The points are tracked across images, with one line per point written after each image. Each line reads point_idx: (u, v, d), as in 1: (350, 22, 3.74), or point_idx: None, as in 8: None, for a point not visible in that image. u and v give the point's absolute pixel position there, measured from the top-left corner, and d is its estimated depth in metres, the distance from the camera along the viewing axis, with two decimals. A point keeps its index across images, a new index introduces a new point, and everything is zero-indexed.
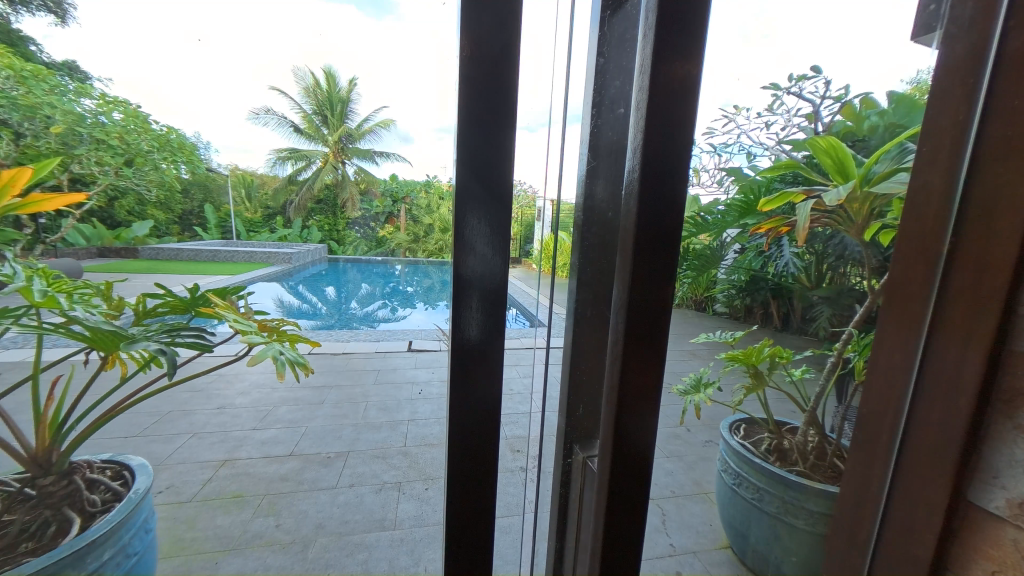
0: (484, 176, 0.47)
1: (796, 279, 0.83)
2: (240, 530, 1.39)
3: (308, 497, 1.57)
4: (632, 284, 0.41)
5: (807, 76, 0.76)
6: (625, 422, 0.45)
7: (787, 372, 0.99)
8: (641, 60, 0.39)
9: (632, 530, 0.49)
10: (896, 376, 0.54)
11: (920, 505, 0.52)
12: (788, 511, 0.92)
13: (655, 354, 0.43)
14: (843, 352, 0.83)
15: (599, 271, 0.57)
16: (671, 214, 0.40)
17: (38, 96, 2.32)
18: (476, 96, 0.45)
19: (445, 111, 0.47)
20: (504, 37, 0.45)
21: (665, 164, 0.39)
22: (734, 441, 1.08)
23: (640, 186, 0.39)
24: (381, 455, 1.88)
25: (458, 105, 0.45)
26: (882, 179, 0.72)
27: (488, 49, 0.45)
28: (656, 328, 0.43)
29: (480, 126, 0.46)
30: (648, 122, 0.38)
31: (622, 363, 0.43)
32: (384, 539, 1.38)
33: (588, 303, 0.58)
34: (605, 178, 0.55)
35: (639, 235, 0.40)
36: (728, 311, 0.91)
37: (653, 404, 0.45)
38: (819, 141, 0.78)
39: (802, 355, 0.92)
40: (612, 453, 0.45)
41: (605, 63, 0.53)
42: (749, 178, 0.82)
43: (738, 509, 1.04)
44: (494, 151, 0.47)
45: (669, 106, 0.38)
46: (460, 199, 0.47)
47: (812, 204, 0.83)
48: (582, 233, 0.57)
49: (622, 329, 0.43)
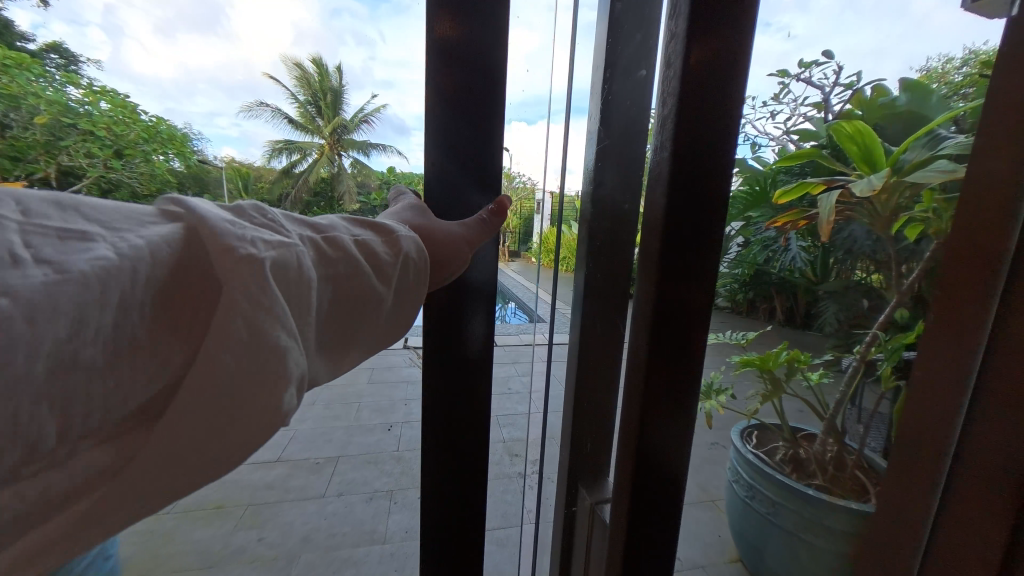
0: (473, 170, 0.60)
1: (802, 274, 0.79)
2: (222, 543, 1.35)
3: (295, 507, 1.53)
4: (662, 277, 0.40)
5: (819, 61, 0.69)
6: (652, 419, 0.44)
7: (804, 377, 0.91)
8: (671, 32, 0.37)
9: (656, 530, 0.48)
10: (955, 378, 0.53)
11: (981, 508, 0.51)
12: (807, 528, 0.87)
13: (696, 336, 0.43)
14: (869, 353, 0.77)
15: (610, 264, 0.59)
16: (707, 203, 0.39)
17: (18, 85, 2.27)
18: (472, 99, 0.57)
19: (451, 113, 0.58)
20: (492, 56, 0.57)
21: (701, 149, 0.37)
22: (747, 450, 1.01)
23: (671, 173, 0.38)
24: (374, 460, 1.82)
25: (454, 111, 0.58)
26: (916, 167, 0.68)
27: (463, 68, 0.56)
28: (682, 319, 0.42)
29: (472, 125, 0.58)
30: (683, 104, 0.36)
31: (656, 354, 0.42)
32: (373, 553, 1.33)
33: (596, 287, 0.60)
34: (617, 164, 0.55)
35: (670, 223, 0.39)
36: (732, 306, 0.78)
37: (682, 396, 0.44)
38: (846, 125, 0.74)
39: (821, 358, 0.85)
40: (637, 454, 0.44)
41: (615, 28, 0.52)
42: (754, 170, 0.72)
43: (752, 521, 0.98)
44: (486, 142, 0.59)
45: (714, 87, 0.36)
46: (456, 191, 0.61)
47: (837, 194, 0.75)
48: (593, 227, 0.60)
49: (648, 319, 0.42)
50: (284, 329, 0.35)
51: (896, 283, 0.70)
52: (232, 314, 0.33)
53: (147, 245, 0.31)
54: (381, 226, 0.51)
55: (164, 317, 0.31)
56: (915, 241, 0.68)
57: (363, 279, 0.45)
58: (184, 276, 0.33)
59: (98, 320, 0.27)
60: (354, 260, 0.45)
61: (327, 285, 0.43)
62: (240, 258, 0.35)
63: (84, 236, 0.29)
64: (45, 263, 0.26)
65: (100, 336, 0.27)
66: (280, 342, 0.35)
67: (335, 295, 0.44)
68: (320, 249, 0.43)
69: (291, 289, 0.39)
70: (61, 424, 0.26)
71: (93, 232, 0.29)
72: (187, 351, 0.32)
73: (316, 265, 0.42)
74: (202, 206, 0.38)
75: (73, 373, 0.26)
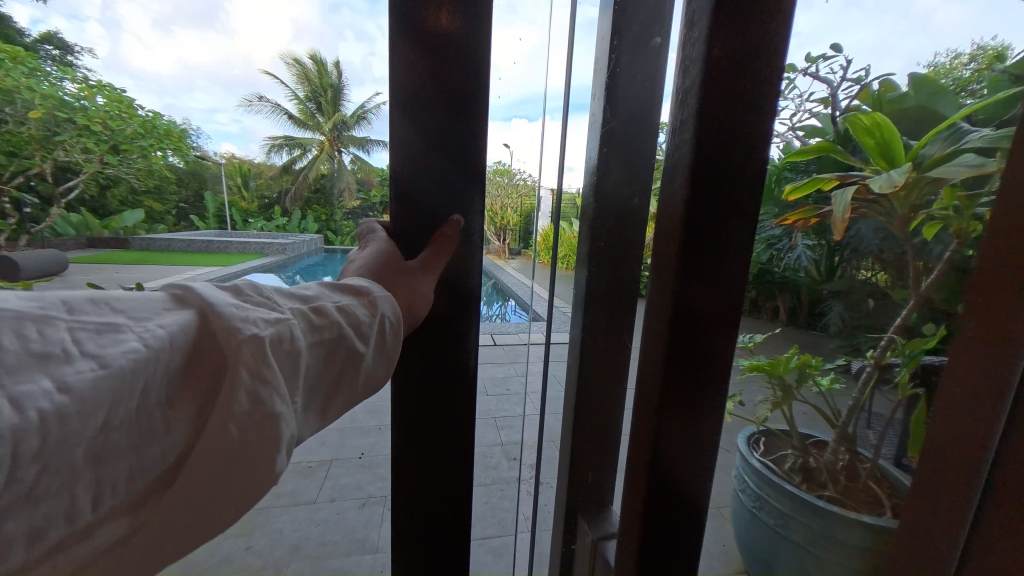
0: (463, 167, 0.55)
1: (808, 272, 0.73)
2: (208, 552, 1.32)
3: (285, 513, 1.49)
4: (682, 270, 0.40)
5: (829, 55, 0.59)
6: (670, 417, 0.44)
7: (815, 383, 0.87)
8: (689, 29, 0.37)
9: (680, 526, 0.48)
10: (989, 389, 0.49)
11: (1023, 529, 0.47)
12: (819, 543, 0.83)
13: (721, 328, 0.42)
14: (883, 359, 0.75)
15: (618, 262, 0.61)
16: (722, 203, 0.38)
17: None
18: (454, 94, 0.52)
19: (432, 107, 0.52)
20: (476, 45, 0.52)
21: (719, 149, 0.37)
22: (754, 459, 0.94)
23: (692, 173, 0.38)
24: (367, 464, 1.79)
25: (436, 106, 0.52)
26: (938, 162, 0.65)
27: (447, 55, 0.51)
28: (700, 320, 0.41)
29: (458, 119, 0.53)
30: (703, 102, 0.36)
31: (677, 343, 0.41)
32: (363, 564, 1.30)
33: (602, 281, 0.62)
34: (619, 160, 0.57)
35: (688, 224, 0.39)
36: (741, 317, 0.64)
37: (703, 398, 0.44)
38: (864, 118, 0.69)
39: (833, 363, 0.83)
40: (655, 452, 0.44)
41: (621, 34, 0.53)
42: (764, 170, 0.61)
43: (759, 535, 0.93)
44: (474, 139, 0.55)
45: (730, 89, 0.36)
46: (445, 189, 0.55)
47: (853, 191, 0.71)
48: (596, 224, 0.61)
49: (669, 308, 0.41)
50: (279, 402, 0.37)
51: (914, 284, 0.68)
52: (232, 395, 0.35)
53: (166, 333, 0.34)
54: (356, 287, 0.51)
55: (178, 398, 0.34)
56: (930, 241, 0.67)
57: (350, 343, 0.46)
58: (195, 359, 0.35)
59: (120, 410, 0.30)
60: (340, 328, 0.45)
61: (322, 351, 0.44)
62: (243, 339, 0.36)
63: (113, 329, 0.32)
64: (86, 357, 0.30)
65: (123, 424, 0.30)
66: (274, 418, 0.36)
67: (329, 359, 0.45)
68: (318, 316, 0.45)
69: (284, 360, 0.40)
70: (93, 498, 0.29)
71: (119, 324, 0.33)
72: (194, 427, 0.34)
73: (314, 333, 0.44)
74: (206, 289, 0.40)
75: (101, 459, 0.30)
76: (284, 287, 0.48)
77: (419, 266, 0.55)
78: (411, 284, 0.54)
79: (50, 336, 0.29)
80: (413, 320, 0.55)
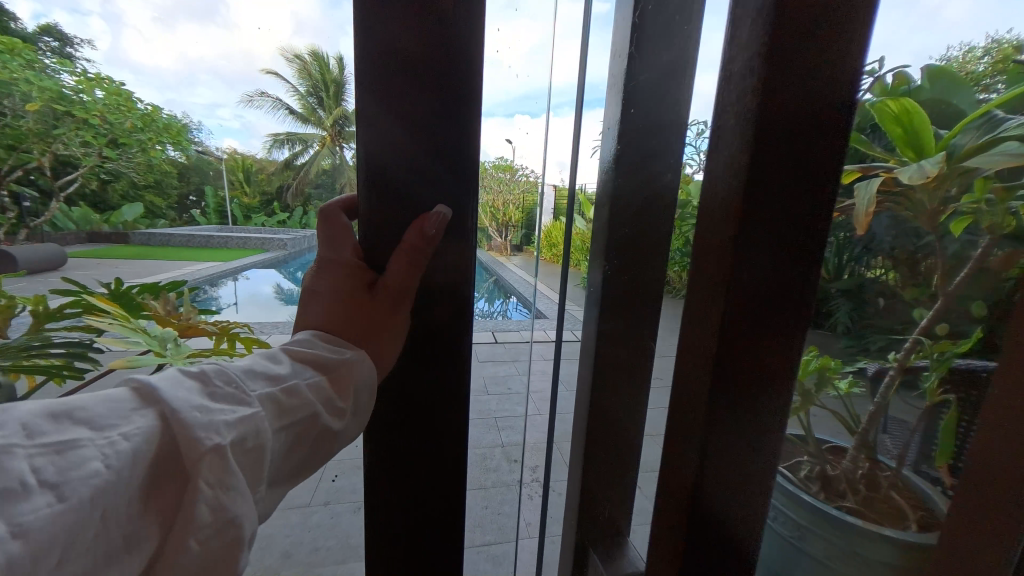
0: (451, 165, 0.51)
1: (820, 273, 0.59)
2: None
3: None
4: (736, 274, 0.36)
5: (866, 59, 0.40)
6: (720, 437, 0.39)
7: (834, 387, 0.80)
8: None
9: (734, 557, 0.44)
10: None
11: None
12: (839, 559, 0.76)
13: (776, 341, 0.38)
14: (906, 360, 0.70)
15: (634, 255, 0.64)
16: (783, 197, 0.34)
17: None
18: (440, 87, 0.48)
19: (414, 100, 0.48)
20: (464, 32, 0.47)
21: (791, 134, 0.33)
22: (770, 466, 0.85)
23: (750, 162, 0.33)
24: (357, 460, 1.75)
25: (420, 99, 0.48)
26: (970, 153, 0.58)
27: (441, 52, 0.47)
28: (757, 328, 0.37)
29: (448, 114, 0.49)
30: (771, 87, 0.32)
31: (729, 329, 0.37)
32: None
33: (625, 272, 0.65)
34: (637, 156, 0.61)
35: (745, 218, 0.35)
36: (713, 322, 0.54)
37: (760, 415, 0.40)
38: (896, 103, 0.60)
39: (855, 366, 0.76)
40: (708, 476, 0.40)
41: (641, 27, 0.57)
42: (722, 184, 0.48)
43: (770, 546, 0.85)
44: (464, 137, 0.50)
45: (794, 74, 0.31)
46: (431, 187, 0.50)
47: (877, 184, 0.62)
48: (616, 221, 0.64)
49: (721, 305, 0.36)
50: (243, 509, 0.38)
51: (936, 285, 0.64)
52: (196, 509, 0.36)
53: (129, 447, 0.35)
54: (324, 361, 0.51)
55: (142, 514, 0.35)
56: (962, 236, 0.61)
57: (321, 423, 0.47)
58: (157, 471, 0.36)
59: (85, 538, 0.31)
60: (307, 411, 0.47)
61: (290, 435, 0.46)
62: (207, 449, 0.37)
63: (75, 447, 0.33)
64: (48, 487, 0.30)
65: (88, 551, 0.31)
66: (240, 526, 0.38)
67: (296, 444, 0.46)
68: (288, 399, 0.46)
69: (246, 459, 0.41)
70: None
71: (82, 441, 0.33)
72: (159, 540, 0.35)
73: (282, 422, 0.45)
74: (169, 382, 0.40)
75: None
76: (251, 361, 0.48)
77: (392, 291, 0.52)
78: (384, 320, 0.52)
79: (10, 468, 0.30)
80: (386, 359, 0.54)
